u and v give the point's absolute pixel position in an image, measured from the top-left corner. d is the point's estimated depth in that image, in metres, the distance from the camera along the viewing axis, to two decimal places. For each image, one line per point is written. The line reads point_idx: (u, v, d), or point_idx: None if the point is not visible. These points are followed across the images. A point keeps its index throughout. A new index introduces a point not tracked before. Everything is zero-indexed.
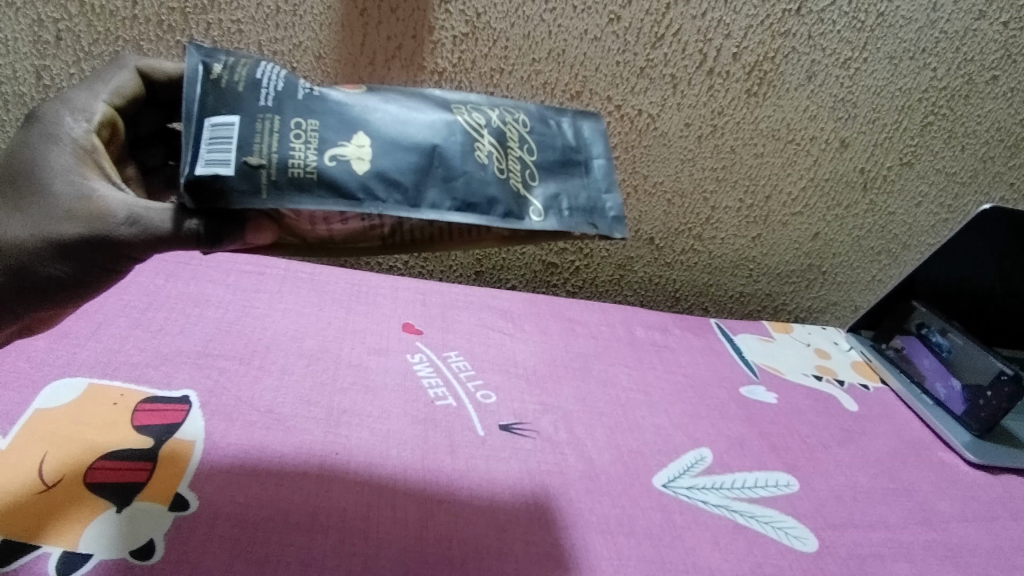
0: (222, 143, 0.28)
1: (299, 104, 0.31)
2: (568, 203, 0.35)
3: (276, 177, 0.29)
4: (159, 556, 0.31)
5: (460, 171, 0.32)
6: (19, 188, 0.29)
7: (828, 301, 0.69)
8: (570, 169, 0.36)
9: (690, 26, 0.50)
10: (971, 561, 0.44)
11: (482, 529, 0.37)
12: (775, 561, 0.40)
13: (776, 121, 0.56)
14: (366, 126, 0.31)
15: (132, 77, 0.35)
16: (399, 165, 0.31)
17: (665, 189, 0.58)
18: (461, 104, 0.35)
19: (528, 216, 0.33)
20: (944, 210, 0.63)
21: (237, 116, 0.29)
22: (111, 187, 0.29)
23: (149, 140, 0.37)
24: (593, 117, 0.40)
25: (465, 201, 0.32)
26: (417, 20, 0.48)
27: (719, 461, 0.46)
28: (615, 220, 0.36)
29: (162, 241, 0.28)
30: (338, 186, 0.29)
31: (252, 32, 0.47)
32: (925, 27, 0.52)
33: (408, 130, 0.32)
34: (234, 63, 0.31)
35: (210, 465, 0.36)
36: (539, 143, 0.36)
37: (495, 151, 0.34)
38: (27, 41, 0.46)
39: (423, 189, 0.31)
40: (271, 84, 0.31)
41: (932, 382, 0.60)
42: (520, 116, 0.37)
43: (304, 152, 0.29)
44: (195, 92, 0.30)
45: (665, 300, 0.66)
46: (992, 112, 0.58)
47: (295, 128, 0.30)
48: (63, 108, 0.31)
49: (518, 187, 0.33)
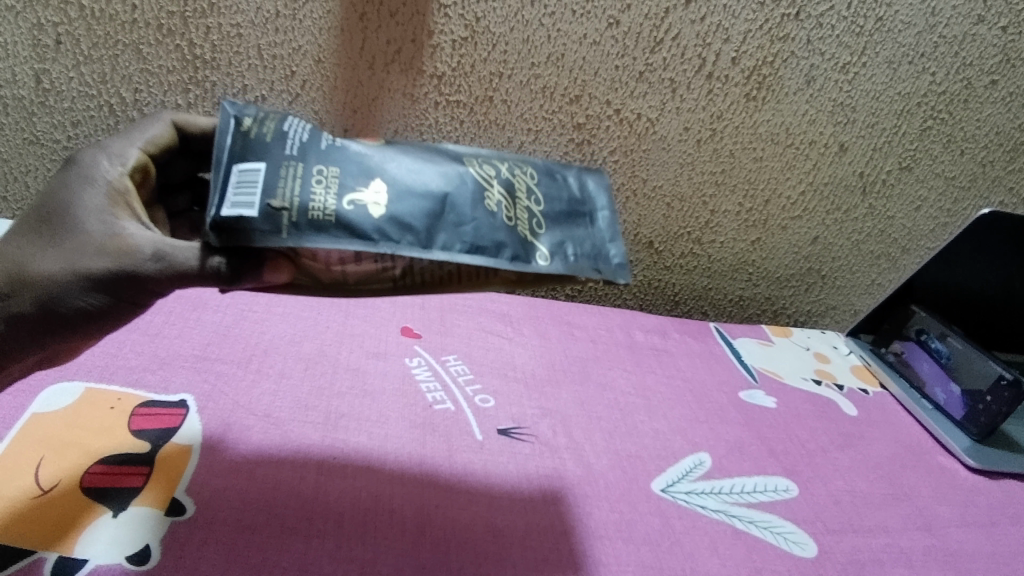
0: (249, 188, 0.31)
1: (323, 153, 0.34)
2: (572, 250, 0.38)
3: (297, 219, 0.31)
4: (155, 561, 0.31)
5: (471, 216, 0.35)
6: (54, 227, 0.31)
7: (828, 304, 0.69)
8: (574, 220, 0.40)
9: (690, 30, 0.50)
10: (970, 566, 0.44)
11: (480, 535, 0.37)
12: (774, 566, 0.40)
13: (775, 125, 0.56)
14: (383, 174, 0.34)
15: (165, 127, 0.39)
16: (413, 210, 0.33)
17: (663, 193, 0.58)
18: (473, 160, 0.39)
19: (532, 259, 0.36)
20: (943, 215, 0.63)
21: (263, 163, 0.32)
22: (139, 226, 0.32)
23: (178, 187, 0.41)
24: (598, 173, 0.46)
25: (474, 244, 0.34)
26: (417, 24, 0.47)
27: (718, 466, 0.46)
28: (618, 268, 0.39)
29: (184, 276, 0.31)
30: (355, 227, 0.32)
31: (252, 36, 0.47)
32: (924, 31, 0.53)
33: (423, 180, 0.35)
34: (263, 117, 0.35)
35: (207, 469, 0.36)
36: (545, 197, 0.40)
37: (503, 200, 0.37)
38: (27, 44, 0.46)
39: (435, 232, 0.34)
40: (297, 136, 0.34)
41: (932, 386, 0.60)
42: (526, 174, 0.41)
43: (324, 197, 0.32)
44: (227, 142, 0.33)
45: (665, 304, 0.66)
46: (991, 117, 0.58)
47: (317, 175, 0.33)
48: (101, 154, 0.35)
49: (525, 234, 0.36)
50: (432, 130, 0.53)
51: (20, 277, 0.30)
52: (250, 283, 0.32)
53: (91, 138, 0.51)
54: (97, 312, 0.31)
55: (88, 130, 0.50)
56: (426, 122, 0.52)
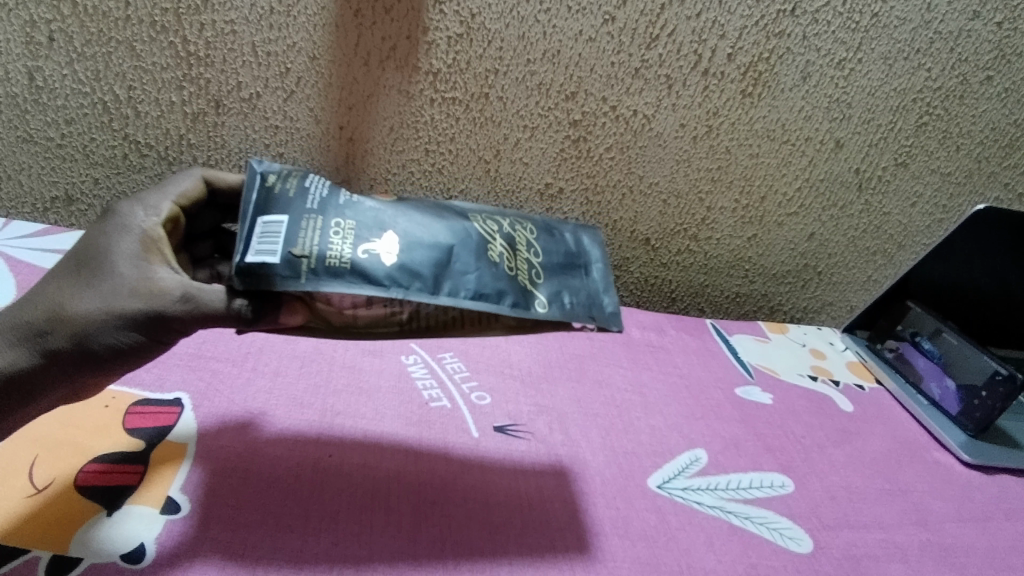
0: (272, 237, 0.34)
1: (339, 207, 0.36)
2: (569, 299, 0.40)
3: (315, 265, 0.33)
4: (149, 560, 0.31)
5: (475, 266, 0.38)
6: (90, 270, 0.32)
7: (824, 301, 0.68)
8: (570, 271, 0.43)
9: (685, 26, 0.50)
10: (966, 561, 0.44)
11: (475, 532, 0.37)
12: (770, 562, 0.40)
13: (771, 122, 0.56)
14: (395, 227, 0.37)
15: (196, 181, 0.40)
16: (421, 260, 0.36)
17: (660, 190, 0.58)
18: (477, 216, 0.42)
19: (532, 306, 0.38)
20: (939, 211, 0.63)
21: (285, 215, 0.35)
22: (170, 271, 0.33)
23: (201, 236, 0.42)
24: (592, 231, 0.49)
25: (478, 292, 0.37)
26: (411, 20, 0.47)
27: (714, 462, 0.46)
28: (611, 316, 0.41)
29: (210, 318, 0.32)
30: (368, 274, 0.34)
31: (246, 32, 0.47)
32: (919, 27, 0.53)
33: (432, 232, 0.38)
34: (287, 174, 0.38)
35: (202, 467, 0.36)
36: (543, 251, 0.43)
37: (505, 252, 0.40)
38: (19, 41, 0.46)
39: (442, 280, 0.36)
40: (317, 191, 0.37)
41: (927, 382, 0.61)
42: (526, 230, 0.44)
43: (340, 246, 0.35)
44: (253, 197, 0.36)
45: (662, 301, 0.66)
46: (987, 113, 0.58)
47: (335, 227, 0.35)
48: (137, 205, 0.35)
49: (525, 283, 0.39)
50: (428, 126, 0.52)
51: (53, 317, 0.31)
52: (264, 326, 0.34)
53: (85, 136, 0.51)
54: (126, 351, 0.31)
55: (82, 128, 0.50)
56: (422, 119, 0.52)
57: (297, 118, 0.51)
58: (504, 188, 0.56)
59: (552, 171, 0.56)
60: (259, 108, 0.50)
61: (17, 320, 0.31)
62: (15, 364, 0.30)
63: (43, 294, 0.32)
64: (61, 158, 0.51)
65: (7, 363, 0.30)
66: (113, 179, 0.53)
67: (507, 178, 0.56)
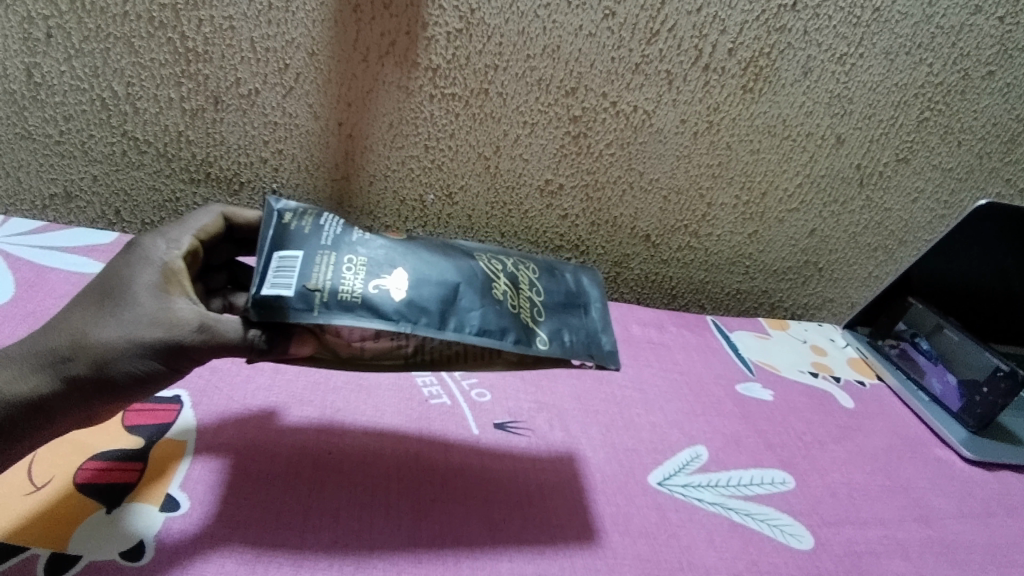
0: (288, 271, 0.34)
1: (353, 244, 0.37)
2: (569, 336, 0.40)
3: (328, 299, 0.34)
4: (150, 557, 0.31)
5: (479, 302, 0.38)
6: (111, 300, 0.32)
7: (825, 297, 0.68)
8: (572, 309, 0.43)
9: (686, 22, 0.50)
10: (967, 558, 0.44)
11: (475, 529, 0.36)
12: (771, 559, 0.40)
13: (772, 117, 0.55)
14: (405, 264, 0.37)
15: (215, 217, 0.41)
16: (429, 296, 0.36)
17: (660, 186, 0.58)
18: (482, 254, 0.43)
19: (534, 343, 0.38)
20: (940, 207, 0.63)
21: (301, 250, 0.35)
22: (188, 302, 0.33)
23: (216, 268, 0.43)
24: (590, 272, 0.48)
25: (483, 328, 0.37)
26: (410, 16, 0.47)
27: (715, 459, 0.46)
28: (609, 354, 0.40)
29: (226, 348, 0.32)
30: (378, 308, 0.35)
31: (244, 28, 0.47)
32: (921, 22, 0.52)
33: (440, 270, 0.38)
34: (303, 212, 0.38)
35: (201, 465, 0.36)
36: (546, 289, 0.43)
37: (509, 290, 0.40)
38: (17, 38, 0.46)
39: (448, 316, 0.36)
40: (331, 228, 0.37)
41: (928, 378, 0.60)
42: (528, 270, 0.44)
43: (352, 281, 0.35)
44: (269, 233, 0.36)
45: (662, 298, 0.66)
46: (989, 108, 0.57)
47: (347, 263, 0.36)
48: (160, 238, 0.36)
49: (527, 320, 0.39)
50: (427, 123, 0.52)
51: (76, 344, 0.31)
52: (275, 356, 0.34)
53: (83, 132, 0.50)
54: (142, 380, 0.31)
55: (80, 125, 0.50)
56: (421, 115, 0.52)
57: (296, 114, 0.51)
58: (503, 184, 0.56)
59: (552, 167, 0.56)
60: (258, 105, 0.50)
61: (41, 348, 0.31)
62: (38, 390, 0.30)
63: (67, 321, 0.32)
64: (59, 154, 0.51)
65: (30, 388, 0.30)
66: (111, 176, 0.53)
67: (506, 174, 0.56)
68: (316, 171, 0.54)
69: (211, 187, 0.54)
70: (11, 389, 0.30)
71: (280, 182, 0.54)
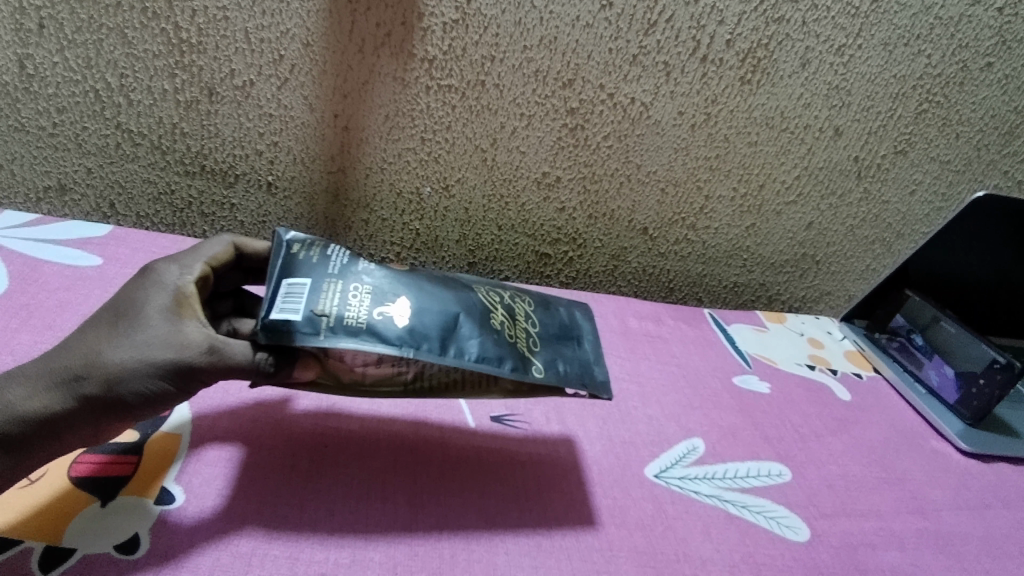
0: (297, 297, 0.34)
1: (359, 272, 0.37)
2: (565, 366, 0.39)
3: (334, 324, 0.34)
4: (144, 550, 0.31)
5: (478, 332, 0.37)
6: (123, 321, 0.32)
7: (822, 290, 0.68)
8: (570, 340, 0.42)
9: (684, 12, 0.49)
10: (963, 549, 0.44)
11: (472, 521, 0.36)
12: (767, 551, 0.40)
13: (770, 109, 0.55)
14: (409, 292, 0.37)
15: (226, 245, 0.40)
16: (432, 323, 0.36)
17: (658, 179, 0.58)
18: (481, 286, 0.43)
19: (532, 371, 0.38)
20: (938, 199, 0.63)
21: (310, 277, 0.35)
22: (199, 325, 0.33)
23: (223, 295, 0.42)
24: (583, 305, 0.47)
25: (482, 355, 0.36)
26: (406, 6, 0.47)
27: (711, 451, 0.46)
28: (603, 385, 0.40)
29: (234, 370, 0.32)
30: (381, 334, 0.34)
31: (238, 19, 0.46)
32: (920, 13, 0.52)
33: (441, 299, 0.38)
34: (311, 240, 0.38)
35: (198, 459, 0.36)
36: (542, 320, 0.43)
37: (507, 319, 0.40)
38: (9, 29, 0.45)
39: (450, 342, 0.36)
40: (339, 256, 0.37)
41: (925, 370, 0.60)
42: (525, 301, 0.44)
43: (358, 308, 0.35)
44: (279, 260, 0.36)
45: (660, 291, 0.66)
46: (987, 100, 0.57)
47: (353, 290, 0.35)
48: (172, 262, 0.36)
49: (525, 349, 0.39)
50: (423, 115, 0.52)
51: (88, 363, 0.31)
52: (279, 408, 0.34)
53: (78, 124, 0.50)
54: (151, 401, 0.31)
55: (74, 117, 0.50)
56: (418, 107, 0.51)
57: (291, 106, 0.51)
58: (500, 177, 0.56)
59: (550, 160, 0.55)
60: (253, 96, 0.50)
61: (54, 368, 0.31)
62: (47, 407, 0.30)
63: (79, 341, 0.32)
64: (53, 147, 0.51)
65: (42, 405, 0.30)
66: (106, 168, 0.52)
67: (503, 167, 0.55)
68: (312, 163, 0.54)
69: (207, 180, 0.53)
70: (24, 405, 0.30)
71: (275, 175, 0.54)
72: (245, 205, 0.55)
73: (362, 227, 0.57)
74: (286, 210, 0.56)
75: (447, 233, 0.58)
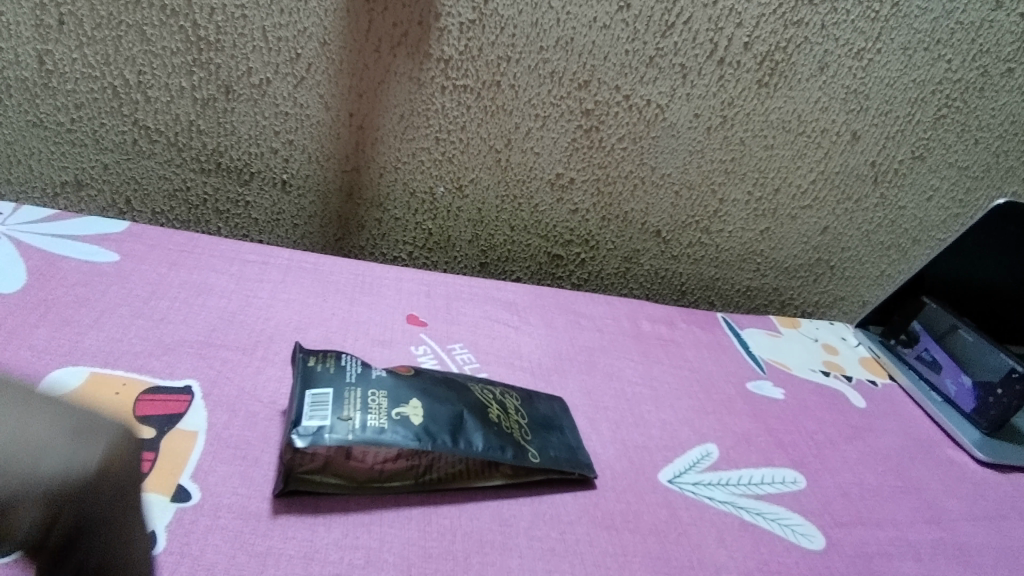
0: (323, 407, 0.35)
1: (374, 381, 0.38)
2: (556, 451, 0.40)
3: (359, 426, 0.35)
4: (160, 548, 0.30)
5: (484, 427, 0.39)
6: None
7: (836, 296, 0.68)
8: (557, 421, 0.43)
9: (702, 14, 0.49)
10: (980, 560, 0.44)
11: (485, 524, 0.36)
12: (782, 559, 0.39)
13: (787, 113, 0.55)
14: (420, 397, 0.39)
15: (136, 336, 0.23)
16: (441, 422, 0.38)
17: (672, 181, 0.57)
18: (476, 380, 0.44)
19: (529, 457, 0.39)
20: (955, 205, 0.62)
21: (331, 388, 0.37)
22: None
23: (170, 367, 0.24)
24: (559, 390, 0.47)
25: (487, 447, 0.37)
26: (424, 6, 0.47)
27: (725, 457, 0.46)
28: (588, 465, 0.41)
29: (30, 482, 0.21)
30: (400, 434, 0.36)
31: (256, 18, 0.47)
32: (941, 17, 0.52)
33: (446, 398, 0.39)
34: (326, 356, 0.40)
35: (213, 457, 0.36)
36: (528, 399, 0.44)
37: (502, 408, 0.41)
38: (29, 24, 0.46)
39: (459, 436, 0.37)
40: (353, 367, 0.39)
41: (942, 378, 0.60)
42: (516, 390, 0.44)
43: (378, 416, 0.36)
44: (298, 376, 0.37)
45: (672, 294, 0.65)
46: (1007, 105, 0.57)
47: (371, 398, 0.37)
48: None
49: (522, 438, 0.40)
50: (438, 115, 0.52)
51: None
52: (294, 485, 0.34)
53: (95, 121, 0.50)
54: None
55: (91, 113, 0.50)
56: (433, 106, 0.51)
57: (307, 105, 0.51)
58: (514, 177, 0.56)
59: (563, 161, 0.55)
60: (269, 94, 0.50)
61: None
62: None
63: None
64: (70, 143, 0.51)
65: None
66: (122, 164, 0.52)
67: (517, 168, 0.55)
68: (326, 162, 0.54)
69: (222, 177, 0.54)
70: None
71: (290, 173, 0.54)
72: (259, 202, 0.55)
73: (374, 226, 0.57)
74: (300, 208, 0.56)
75: (459, 233, 0.58)
